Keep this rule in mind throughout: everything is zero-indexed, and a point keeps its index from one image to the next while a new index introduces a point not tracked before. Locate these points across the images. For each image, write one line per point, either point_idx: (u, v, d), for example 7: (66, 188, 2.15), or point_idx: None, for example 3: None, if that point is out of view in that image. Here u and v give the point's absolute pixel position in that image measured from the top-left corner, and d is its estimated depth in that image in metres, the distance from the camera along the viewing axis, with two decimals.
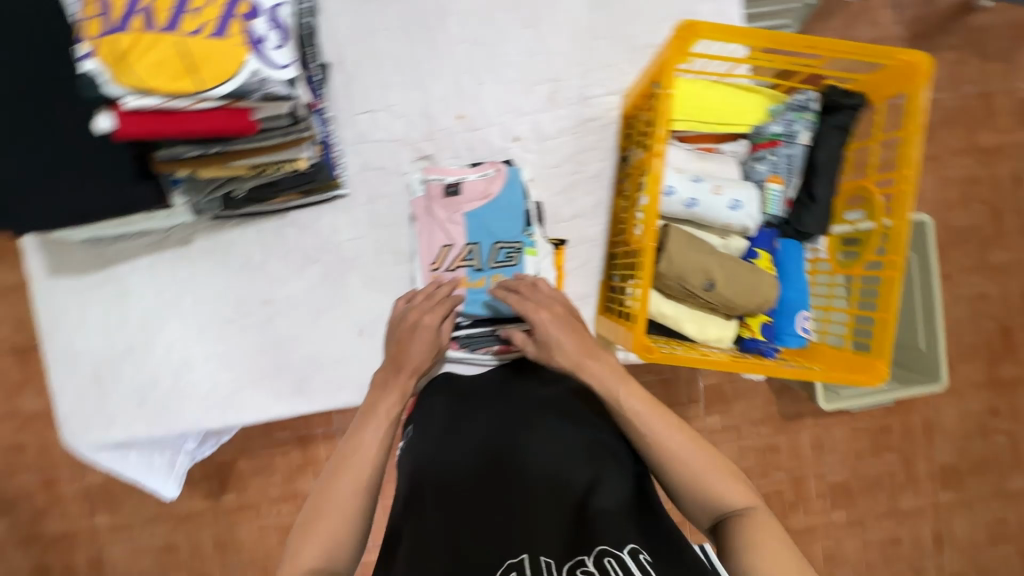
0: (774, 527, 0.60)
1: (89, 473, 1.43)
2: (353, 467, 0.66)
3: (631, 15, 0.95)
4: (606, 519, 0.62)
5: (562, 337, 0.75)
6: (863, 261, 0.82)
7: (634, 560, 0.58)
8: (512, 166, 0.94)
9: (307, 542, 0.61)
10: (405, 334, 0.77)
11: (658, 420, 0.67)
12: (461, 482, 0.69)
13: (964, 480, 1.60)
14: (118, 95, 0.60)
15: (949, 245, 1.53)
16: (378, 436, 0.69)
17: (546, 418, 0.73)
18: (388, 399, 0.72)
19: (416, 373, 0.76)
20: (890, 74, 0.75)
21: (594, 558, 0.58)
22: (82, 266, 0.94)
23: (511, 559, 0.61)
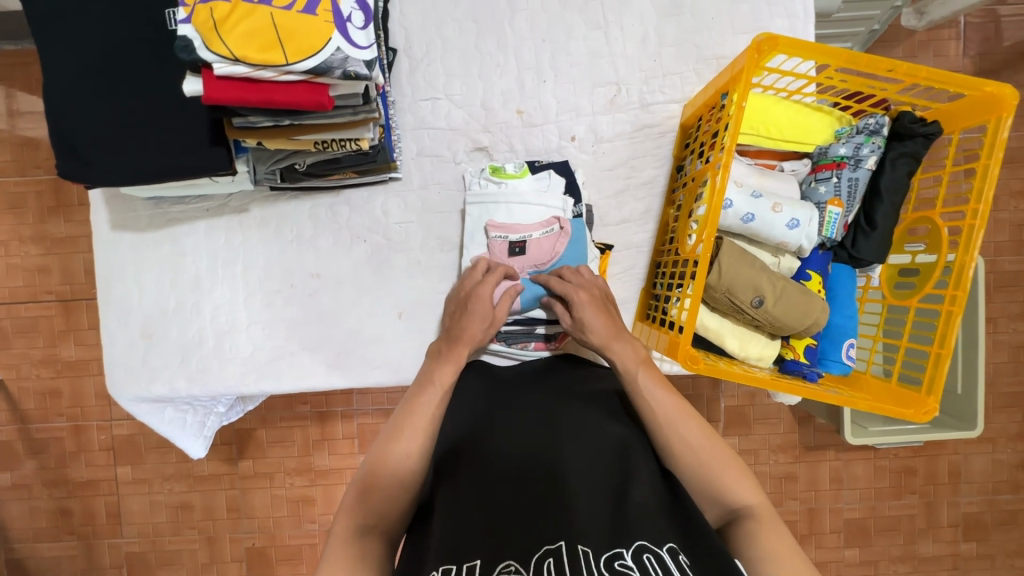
0: (773, 526, 0.62)
1: (117, 426, 1.48)
2: (405, 432, 0.69)
3: (700, 25, 0.95)
4: (644, 513, 0.60)
5: (590, 315, 0.80)
6: (921, 293, 0.80)
7: (673, 560, 0.54)
8: (577, 219, 0.91)
9: (360, 504, 0.64)
10: (461, 305, 0.84)
11: (674, 411, 0.70)
12: (496, 461, 0.68)
13: (988, 533, 1.55)
14: (209, 60, 0.63)
15: (996, 289, 1.49)
16: (433, 402, 0.73)
17: (584, 409, 0.74)
18: (445, 367, 0.76)
19: (472, 344, 0.80)
20: (970, 106, 0.74)
21: (633, 552, 0.55)
22: (145, 223, 0.98)
23: (546, 546, 0.57)
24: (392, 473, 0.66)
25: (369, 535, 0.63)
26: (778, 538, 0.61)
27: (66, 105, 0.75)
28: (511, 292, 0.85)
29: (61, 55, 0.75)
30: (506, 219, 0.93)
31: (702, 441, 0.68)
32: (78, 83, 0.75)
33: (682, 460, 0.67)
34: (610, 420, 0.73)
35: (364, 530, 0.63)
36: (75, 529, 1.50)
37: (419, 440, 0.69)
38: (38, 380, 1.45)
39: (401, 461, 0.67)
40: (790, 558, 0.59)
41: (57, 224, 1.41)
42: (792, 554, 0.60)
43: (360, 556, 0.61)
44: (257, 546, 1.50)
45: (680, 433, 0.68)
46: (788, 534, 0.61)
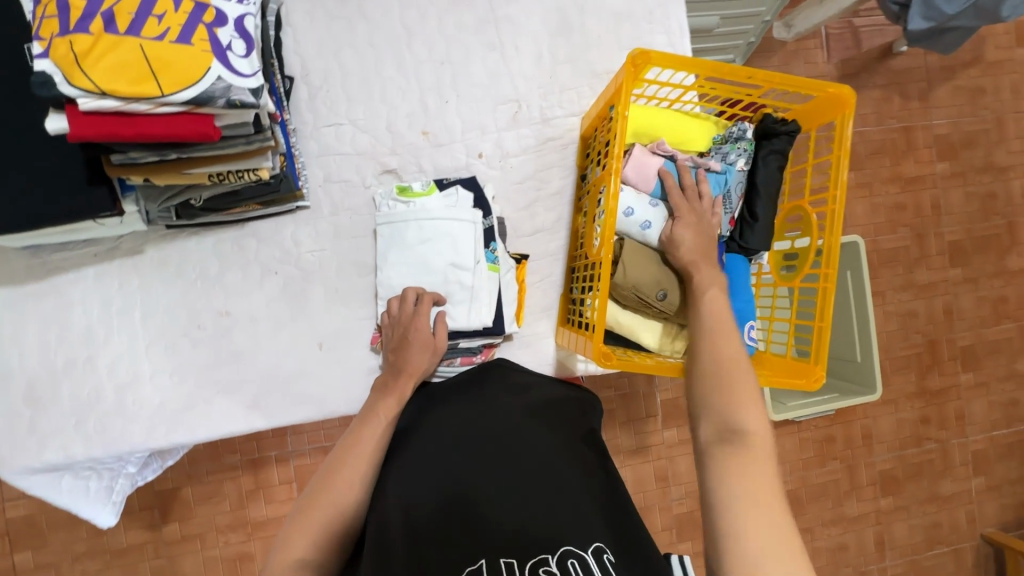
0: (755, 461, 0.60)
1: (11, 507, 1.32)
2: (349, 464, 0.72)
3: (589, 43, 1.01)
4: (573, 518, 0.63)
5: (688, 238, 0.80)
6: (801, 274, 0.88)
7: (597, 563, 0.59)
8: (492, 245, 0.95)
9: (294, 535, 0.66)
10: (402, 338, 0.87)
11: (720, 327, 0.72)
12: (424, 473, 0.68)
13: (902, 486, 1.71)
14: (72, 95, 0.59)
15: (879, 265, 1.66)
16: (379, 433, 0.76)
17: (522, 415, 0.75)
18: (388, 400, 0.80)
19: (416, 376, 0.84)
20: (821, 105, 0.83)
21: (558, 558, 0.59)
22: (22, 275, 0.89)
23: (470, 567, 0.60)
24: (333, 503, 0.68)
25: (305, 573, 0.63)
26: (754, 468, 0.59)
27: None
28: (442, 319, 0.90)
29: None
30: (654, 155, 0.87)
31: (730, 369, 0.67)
32: None
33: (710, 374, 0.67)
34: (552, 424, 0.75)
35: (302, 564, 0.64)
36: None
37: (362, 470, 0.72)
38: None
39: (343, 493, 0.70)
40: (776, 506, 0.56)
41: None
42: (765, 486, 0.58)
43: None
44: None
45: (716, 351, 0.69)
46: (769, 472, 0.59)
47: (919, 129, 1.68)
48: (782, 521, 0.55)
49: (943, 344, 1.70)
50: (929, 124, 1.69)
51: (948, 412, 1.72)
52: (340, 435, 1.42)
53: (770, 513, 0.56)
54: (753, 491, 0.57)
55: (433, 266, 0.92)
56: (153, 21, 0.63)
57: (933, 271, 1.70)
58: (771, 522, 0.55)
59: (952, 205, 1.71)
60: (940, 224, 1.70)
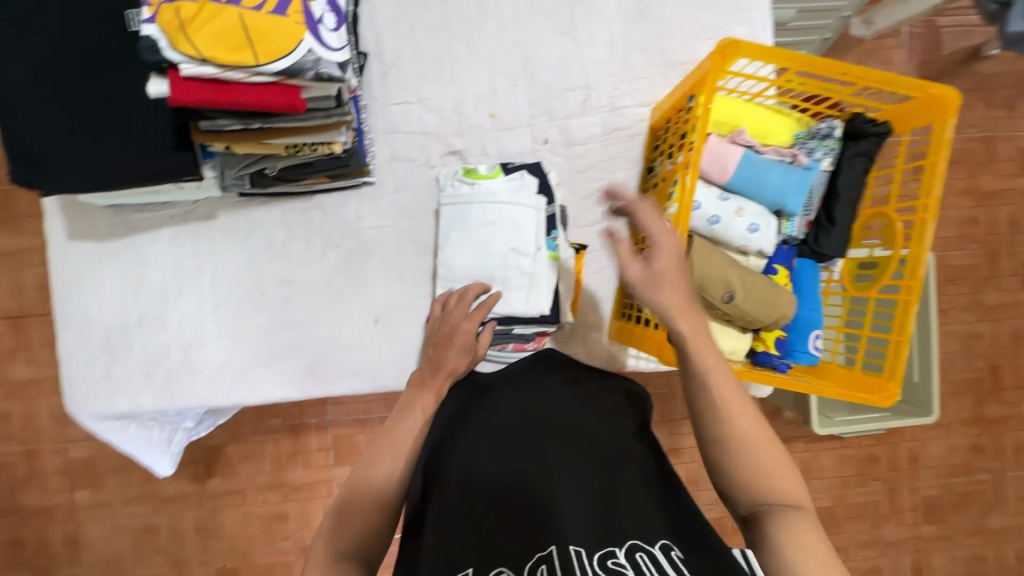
0: (806, 525, 0.59)
1: (74, 448, 1.40)
2: (387, 458, 0.70)
3: (666, 31, 0.98)
4: (635, 513, 0.62)
5: (668, 267, 0.68)
6: (879, 284, 0.84)
7: (666, 558, 0.57)
8: (553, 234, 0.94)
9: (330, 534, 0.65)
10: (444, 338, 0.82)
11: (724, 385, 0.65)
12: (480, 461, 0.69)
13: (947, 515, 1.63)
14: (175, 61, 0.61)
15: (944, 282, 1.57)
16: (417, 428, 0.73)
17: (573, 406, 0.76)
18: (426, 397, 0.76)
19: (453, 376, 0.80)
20: (918, 107, 0.78)
21: (626, 551, 0.57)
22: (103, 232, 0.94)
23: (540, 552, 0.58)
24: (374, 497, 0.67)
25: (344, 562, 0.63)
26: (806, 528, 0.58)
27: (17, 108, 0.72)
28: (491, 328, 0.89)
29: (8, 56, 0.71)
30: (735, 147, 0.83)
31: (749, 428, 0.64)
32: (29, 84, 0.72)
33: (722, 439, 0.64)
34: (603, 419, 0.75)
35: (339, 558, 0.63)
36: (29, 560, 1.41)
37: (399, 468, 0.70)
38: None
39: (383, 487, 0.68)
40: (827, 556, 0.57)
41: (3, 238, 1.34)
42: (822, 549, 0.56)
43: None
44: (229, 566, 1.44)
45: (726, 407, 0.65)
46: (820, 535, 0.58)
47: (1003, 140, 1.57)
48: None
49: (1007, 370, 1.60)
50: (1015, 135, 1.57)
51: (1005, 443, 1.62)
52: (377, 409, 1.45)
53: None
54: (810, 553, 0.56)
55: (494, 249, 0.92)
56: None
57: (1003, 292, 1.59)
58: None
59: None
60: (1017, 243, 1.59)
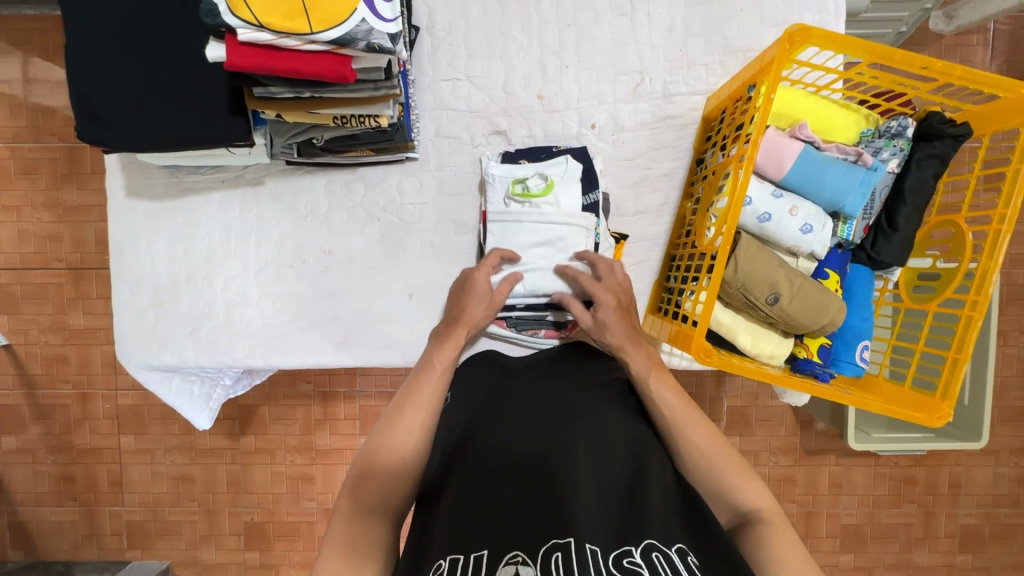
0: (785, 533, 0.63)
1: (123, 396, 1.49)
2: (407, 413, 0.72)
3: (729, 15, 0.93)
4: (656, 513, 0.60)
5: (614, 319, 0.82)
6: (940, 297, 0.78)
7: (683, 561, 0.55)
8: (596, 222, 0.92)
9: (355, 489, 0.66)
10: (462, 290, 0.85)
11: (684, 415, 0.73)
12: (502, 441, 0.69)
13: (985, 546, 1.54)
14: (234, 25, 0.62)
15: (1009, 301, 1.47)
16: (434, 381, 0.76)
17: (595, 399, 0.75)
18: (444, 348, 0.80)
19: (471, 326, 0.83)
20: (1005, 108, 0.72)
21: (642, 551, 0.55)
22: (159, 192, 0.97)
23: (556, 539, 0.56)
24: (394, 451, 0.69)
25: (370, 517, 0.65)
26: (781, 533, 0.63)
27: (86, 65, 0.75)
28: (510, 279, 0.87)
29: (82, 16, 0.74)
30: (797, 138, 0.78)
31: (711, 447, 0.70)
32: (99, 43, 0.74)
33: (687, 463, 0.70)
34: (625, 415, 0.75)
35: (367, 512, 0.65)
36: (78, 495, 1.51)
37: (419, 424, 0.72)
38: (46, 346, 1.46)
39: (403, 441, 0.70)
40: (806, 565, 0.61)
41: (70, 192, 1.42)
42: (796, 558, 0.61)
43: (366, 536, 0.63)
44: (256, 521, 1.51)
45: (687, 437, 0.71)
46: (794, 537, 0.63)
47: None
48: None
49: None
50: None
51: None
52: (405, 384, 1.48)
53: None
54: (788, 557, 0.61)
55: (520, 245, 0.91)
56: None
57: None
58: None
59: None
60: None
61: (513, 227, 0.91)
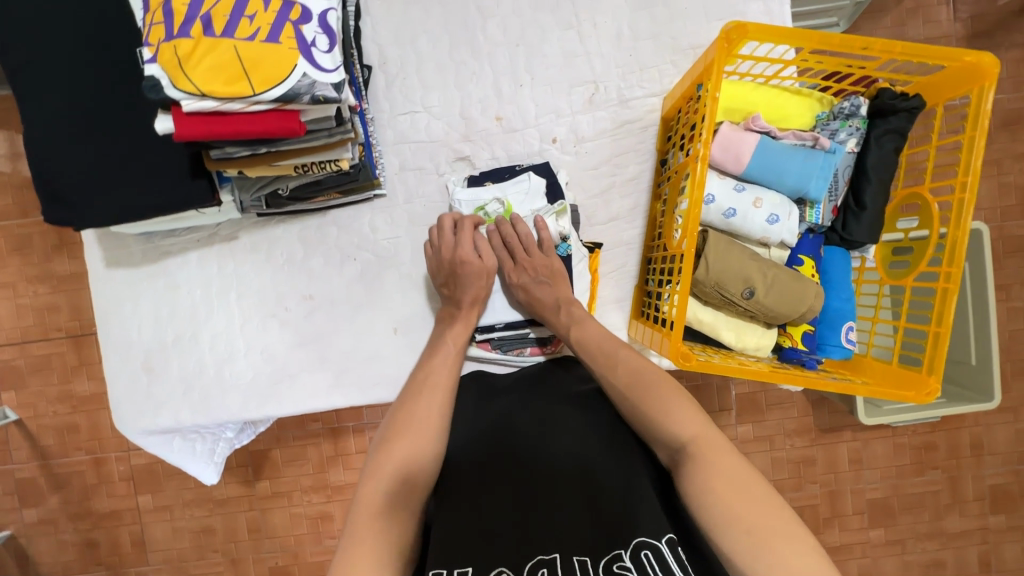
0: (719, 463, 0.58)
1: (135, 456, 1.50)
2: (424, 397, 0.73)
3: (675, 15, 0.94)
4: (646, 509, 0.59)
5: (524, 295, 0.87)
6: (916, 271, 0.78)
7: (673, 554, 0.54)
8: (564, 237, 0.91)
9: (375, 477, 0.63)
10: (451, 269, 0.87)
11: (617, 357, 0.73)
12: (495, 457, 0.70)
13: (1016, 504, 1.52)
14: (177, 98, 0.63)
15: (1007, 255, 1.44)
16: (446, 365, 0.78)
17: (585, 408, 0.76)
18: (456, 328, 0.85)
19: (476, 303, 0.87)
20: (953, 77, 0.72)
21: (632, 551, 0.54)
22: (138, 259, 0.99)
23: (542, 555, 0.57)
24: (412, 443, 0.67)
25: (391, 511, 0.61)
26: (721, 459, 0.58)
27: (42, 150, 0.76)
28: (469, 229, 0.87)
29: (34, 102, 0.75)
30: (750, 129, 0.78)
31: (631, 383, 0.69)
32: (53, 128, 0.75)
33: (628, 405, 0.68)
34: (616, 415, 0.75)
35: (386, 502, 0.61)
36: (103, 559, 1.52)
37: (440, 401, 0.73)
38: (55, 416, 1.48)
39: (420, 426, 0.69)
40: (748, 500, 0.55)
41: (61, 262, 1.44)
42: (731, 492, 0.55)
43: (384, 531, 0.59)
44: (281, 564, 1.51)
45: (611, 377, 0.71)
46: (730, 463, 0.58)
47: None
48: (771, 524, 0.53)
49: None
50: None
51: None
52: None
53: (757, 523, 0.53)
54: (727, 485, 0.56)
55: None
56: (246, 22, 0.65)
57: None
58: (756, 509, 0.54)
59: None
60: None
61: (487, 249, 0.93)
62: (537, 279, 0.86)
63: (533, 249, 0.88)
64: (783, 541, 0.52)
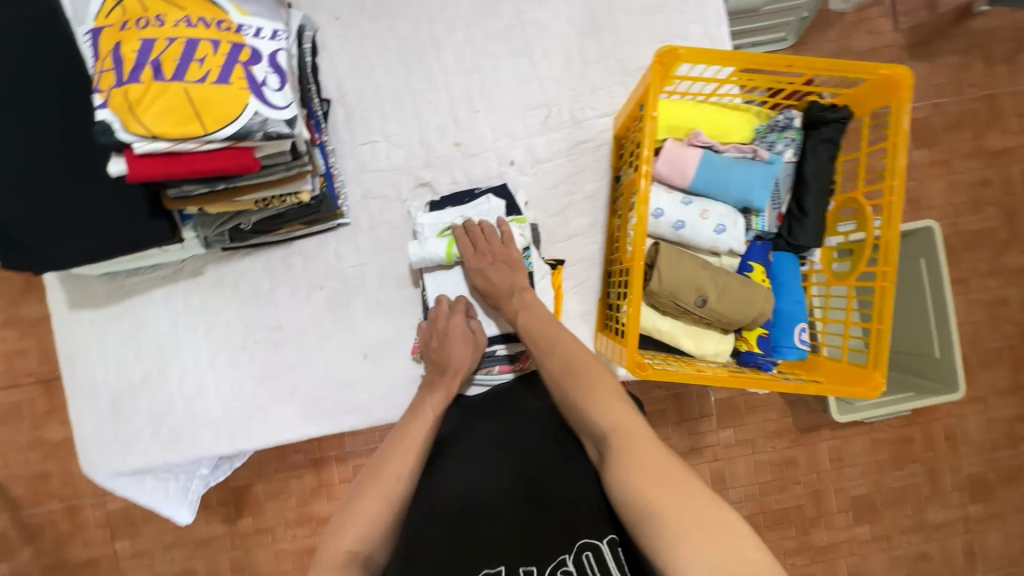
0: (635, 450, 0.59)
1: (111, 500, 1.46)
2: (396, 456, 0.71)
3: (620, 40, 0.99)
4: (590, 512, 0.64)
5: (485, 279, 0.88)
6: (857, 271, 0.82)
7: (613, 554, 0.59)
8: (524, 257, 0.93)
9: (345, 528, 0.63)
10: (441, 342, 0.89)
11: (548, 342, 0.76)
12: (457, 476, 0.75)
13: (994, 491, 1.55)
14: (129, 141, 0.65)
15: (961, 250, 1.49)
16: (425, 425, 0.77)
17: (544, 417, 0.80)
18: (435, 396, 0.82)
19: (461, 373, 0.86)
20: (874, 88, 0.77)
21: (574, 555, 0.60)
22: (103, 299, 0.99)
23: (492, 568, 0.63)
24: (381, 495, 0.66)
25: (353, 566, 0.60)
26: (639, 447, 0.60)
27: None
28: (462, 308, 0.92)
29: None
30: (693, 144, 0.82)
31: (563, 368, 0.72)
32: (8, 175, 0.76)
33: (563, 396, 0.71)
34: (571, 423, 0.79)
35: (350, 558, 0.61)
36: None
37: (411, 460, 0.71)
38: (27, 465, 1.44)
39: (392, 481, 0.68)
40: (666, 489, 0.55)
41: (29, 307, 1.42)
42: (647, 478, 0.56)
43: None
44: None
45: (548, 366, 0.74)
46: (649, 451, 0.59)
47: (1005, 95, 1.48)
48: (689, 507, 0.53)
49: None
50: (1020, 89, 1.48)
51: None
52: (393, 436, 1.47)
53: (673, 512, 0.53)
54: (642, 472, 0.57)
55: None
56: (196, 65, 0.67)
57: None
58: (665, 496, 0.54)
59: None
60: None
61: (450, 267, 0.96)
62: (495, 263, 0.89)
63: (494, 238, 0.90)
64: (703, 529, 0.51)
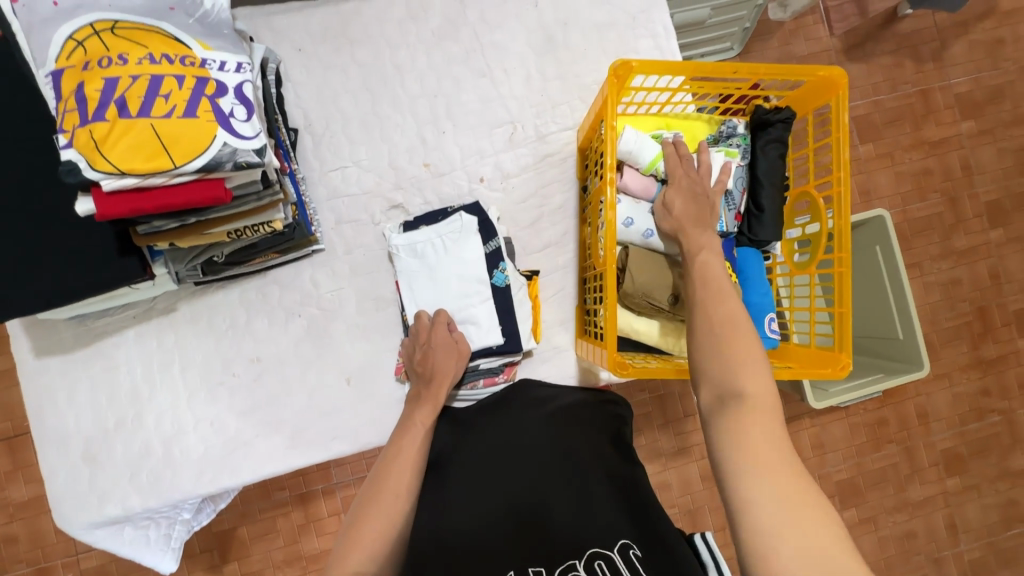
0: (763, 427, 0.58)
1: (85, 559, 1.38)
2: (392, 474, 0.74)
3: (577, 57, 1.03)
4: (596, 521, 0.67)
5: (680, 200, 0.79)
6: (816, 260, 0.86)
7: (623, 561, 0.64)
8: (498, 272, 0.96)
9: (348, 552, 0.67)
10: (426, 355, 0.90)
11: (717, 289, 0.70)
12: (459, 489, 0.75)
13: (967, 464, 1.61)
14: (96, 178, 0.64)
15: (913, 236, 1.58)
16: (416, 441, 0.79)
17: (542, 419, 0.80)
18: (423, 408, 0.84)
19: (446, 382, 0.88)
20: (813, 89, 0.83)
21: (585, 562, 0.64)
22: (72, 343, 0.96)
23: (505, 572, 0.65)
24: (381, 516, 0.69)
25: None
26: (760, 426, 0.58)
27: None
28: (444, 319, 0.93)
29: None
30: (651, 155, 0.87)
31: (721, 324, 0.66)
32: None
33: (712, 341, 0.65)
34: (569, 424, 0.79)
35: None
36: None
37: (408, 477, 0.74)
38: None
39: (391, 500, 0.71)
40: (787, 483, 0.54)
41: None
42: (773, 462, 0.56)
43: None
44: None
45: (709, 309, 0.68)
46: (772, 433, 0.58)
47: (936, 90, 1.59)
48: (807, 506, 0.53)
49: (994, 310, 1.60)
50: (948, 83, 1.60)
51: (1009, 380, 1.62)
52: None
53: (788, 507, 0.53)
54: (768, 465, 0.56)
55: (454, 291, 0.96)
56: (161, 100, 0.68)
57: (971, 235, 1.60)
58: (784, 499, 0.53)
59: (983, 162, 1.61)
60: (974, 185, 1.61)
61: (430, 284, 0.97)
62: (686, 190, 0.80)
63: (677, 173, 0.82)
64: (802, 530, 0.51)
